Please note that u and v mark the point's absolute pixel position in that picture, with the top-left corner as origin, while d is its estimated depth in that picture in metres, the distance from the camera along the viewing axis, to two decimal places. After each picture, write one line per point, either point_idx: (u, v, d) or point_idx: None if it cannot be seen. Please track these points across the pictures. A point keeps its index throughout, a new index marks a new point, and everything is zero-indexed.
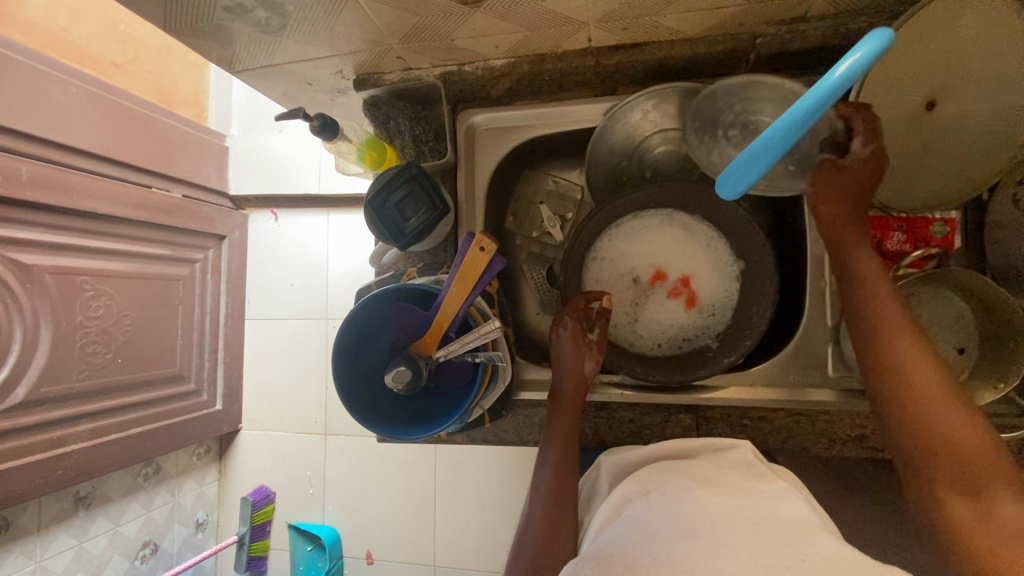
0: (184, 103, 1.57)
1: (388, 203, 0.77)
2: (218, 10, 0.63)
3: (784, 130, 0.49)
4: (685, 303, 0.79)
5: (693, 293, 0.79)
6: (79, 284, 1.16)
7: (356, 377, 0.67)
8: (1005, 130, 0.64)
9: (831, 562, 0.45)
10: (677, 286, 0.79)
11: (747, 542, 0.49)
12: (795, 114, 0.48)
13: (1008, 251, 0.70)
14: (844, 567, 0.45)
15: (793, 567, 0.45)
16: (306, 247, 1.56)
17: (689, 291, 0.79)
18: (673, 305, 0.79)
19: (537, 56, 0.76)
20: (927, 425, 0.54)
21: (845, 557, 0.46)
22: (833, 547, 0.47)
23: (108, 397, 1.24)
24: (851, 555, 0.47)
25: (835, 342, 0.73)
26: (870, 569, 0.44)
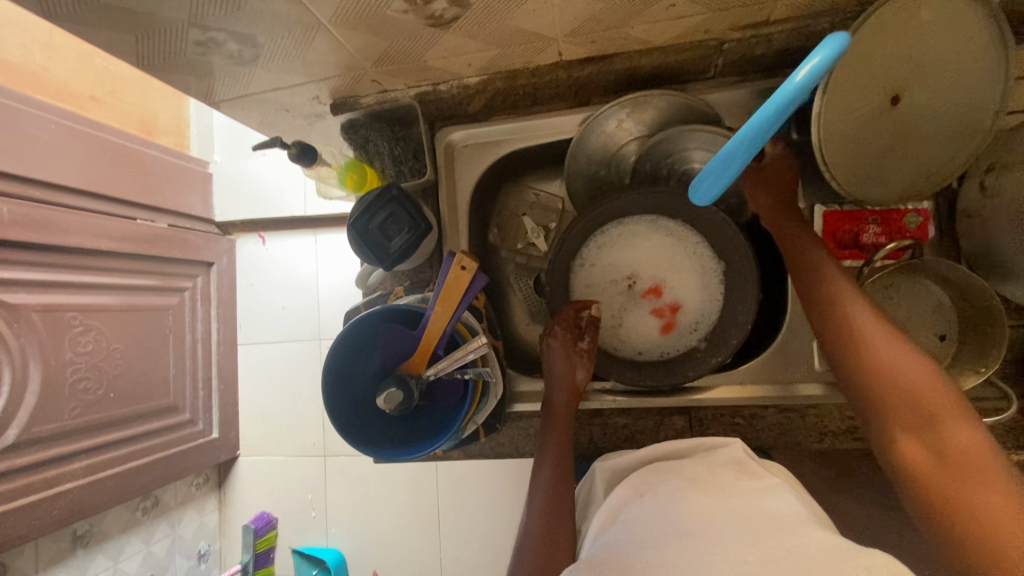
0: (165, 133, 1.58)
1: (371, 224, 0.77)
2: (190, 45, 0.64)
3: (743, 143, 0.51)
4: (662, 327, 0.80)
5: (672, 322, 0.80)
6: (68, 321, 1.16)
7: (347, 398, 0.67)
8: (962, 114, 0.67)
9: (819, 550, 0.46)
10: (664, 308, 0.80)
11: (740, 538, 0.49)
12: (755, 125, 0.49)
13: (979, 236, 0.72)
14: (832, 554, 0.45)
15: (783, 559, 0.46)
16: (296, 269, 1.56)
17: (671, 317, 0.80)
18: (652, 323, 0.81)
19: (509, 72, 0.78)
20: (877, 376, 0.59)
21: (834, 546, 0.47)
22: (823, 537, 0.48)
23: (102, 433, 1.23)
24: (840, 543, 0.47)
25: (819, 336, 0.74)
26: (858, 555, 0.45)
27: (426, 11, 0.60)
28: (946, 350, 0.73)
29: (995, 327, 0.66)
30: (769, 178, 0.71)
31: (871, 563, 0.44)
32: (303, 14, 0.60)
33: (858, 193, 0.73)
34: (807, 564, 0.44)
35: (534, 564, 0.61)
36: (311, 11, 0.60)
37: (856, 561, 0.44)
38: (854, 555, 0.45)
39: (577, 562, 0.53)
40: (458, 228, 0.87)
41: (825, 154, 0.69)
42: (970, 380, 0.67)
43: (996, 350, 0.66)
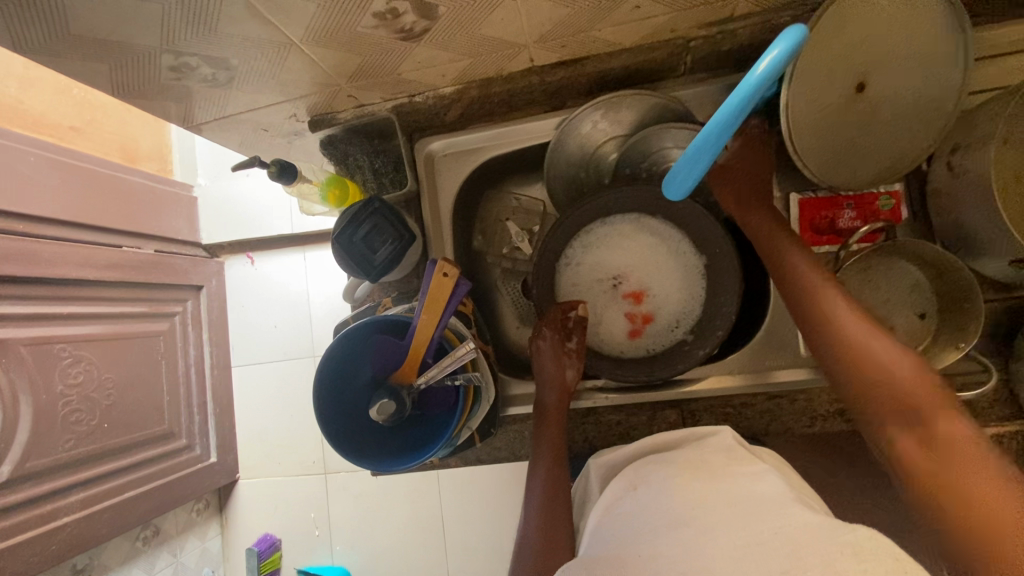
0: (147, 159, 1.58)
1: (355, 237, 0.78)
2: (163, 71, 0.65)
3: (703, 143, 0.53)
4: (629, 331, 0.82)
5: (640, 330, 0.82)
6: (57, 353, 1.15)
7: (338, 410, 0.68)
8: (924, 99, 0.70)
9: (806, 531, 0.47)
10: (637, 315, 0.82)
11: (732, 524, 0.50)
12: (713, 128, 0.51)
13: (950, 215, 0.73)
14: (818, 534, 0.46)
15: (770, 541, 0.47)
16: (285, 287, 1.56)
17: (641, 325, 0.82)
18: (622, 325, 0.83)
19: (483, 80, 0.79)
20: (862, 370, 0.61)
21: (821, 526, 0.48)
22: (812, 517, 0.49)
23: (98, 464, 1.22)
24: (826, 522, 0.48)
25: None
26: (843, 534, 0.46)
27: (396, 25, 0.62)
28: (926, 328, 0.74)
29: (970, 303, 0.68)
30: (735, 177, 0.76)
31: (855, 541, 0.45)
32: (275, 35, 0.61)
33: (829, 178, 0.74)
34: (795, 546, 0.45)
35: (533, 565, 0.61)
36: (282, 32, 0.61)
37: (843, 539, 0.45)
38: (841, 534, 0.46)
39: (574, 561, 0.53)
40: (442, 236, 0.88)
41: (796, 141, 0.71)
42: (952, 356, 0.68)
43: (973, 325, 0.68)
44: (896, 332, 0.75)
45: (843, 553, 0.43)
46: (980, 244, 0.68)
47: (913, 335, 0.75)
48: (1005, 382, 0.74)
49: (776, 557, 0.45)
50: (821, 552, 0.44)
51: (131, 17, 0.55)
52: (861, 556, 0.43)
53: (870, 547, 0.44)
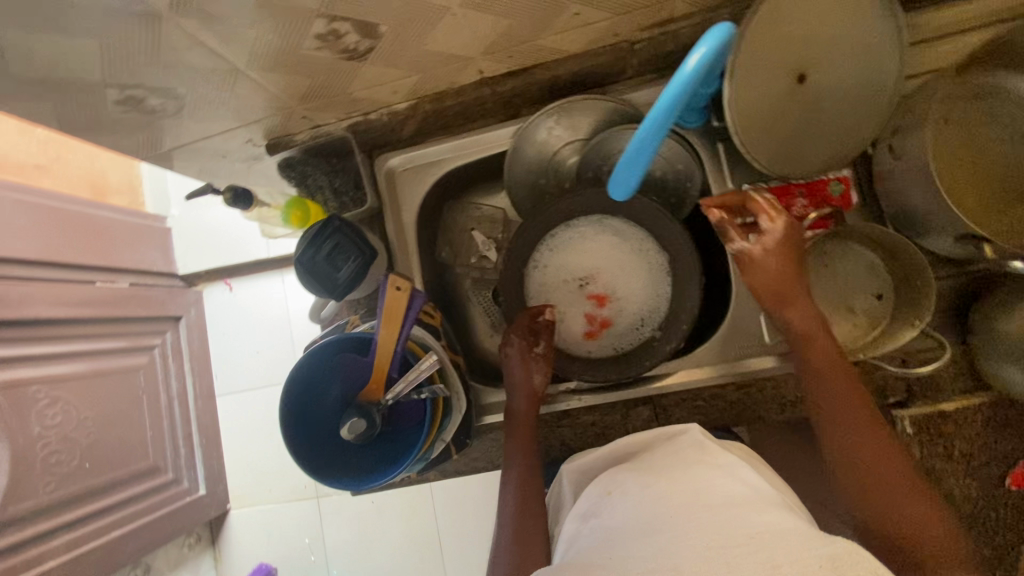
0: (117, 193, 1.57)
1: (318, 257, 0.78)
2: (111, 106, 0.65)
3: (636, 146, 0.55)
4: (585, 332, 0.83)
5: (597, 333, 0.83)
6: (32, 396, 1.13)
7: (308, 429, 0.68)
8: (866, 86, 0.71)
9: (783, 535, 0.49)
10: (594, 316, 0.82)
11: (706, 528, 0.51)
12: (641, 135, 0.53)
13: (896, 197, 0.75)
14: (795, 541, 0.48)
15: (745, 542, 0.48)
16: (264, 312, 1.55)
17: (597, 327, 0.82)
18: (580, 325, 0.83)
19: (436, 94, 0.79)
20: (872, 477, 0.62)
21: (798, 533, 0.49)
22: (788, 523, 0.51)
23: (82, 505, 1.21)
24: (803, 529, 0.50)
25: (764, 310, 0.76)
26: (817, 544, 0.48)
27: (339, 46, 0.62)
28: (885, 309, 0.75)
29: (922, 283, 0.69)
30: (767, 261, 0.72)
31: (834, 553, 0.46)
32: (219, 62, 0.62)
33: (780, 170, 0.76)
34: (770, 549, 0.47)
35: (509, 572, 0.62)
36: (226, 59, 0.61)
37: (821, 551, 0.47)
38: (818, 544, 0.47)
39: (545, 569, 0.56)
40: (409, 250, 0.89)
41: (742, 137, 0.72)
42: (909, 334, 0.69)
43: (926, 303, 0.69)
44: (855, 313, 0.76)
45: (822, 566, 0.45)
46: (926, 223, 0.69)
47: (873, 316, 0.76)
48: (962, 354, 0.75)
49: (750, 560, 0.46)
50: (796, 559, 0.46)
51: (74, 56, 0.55)
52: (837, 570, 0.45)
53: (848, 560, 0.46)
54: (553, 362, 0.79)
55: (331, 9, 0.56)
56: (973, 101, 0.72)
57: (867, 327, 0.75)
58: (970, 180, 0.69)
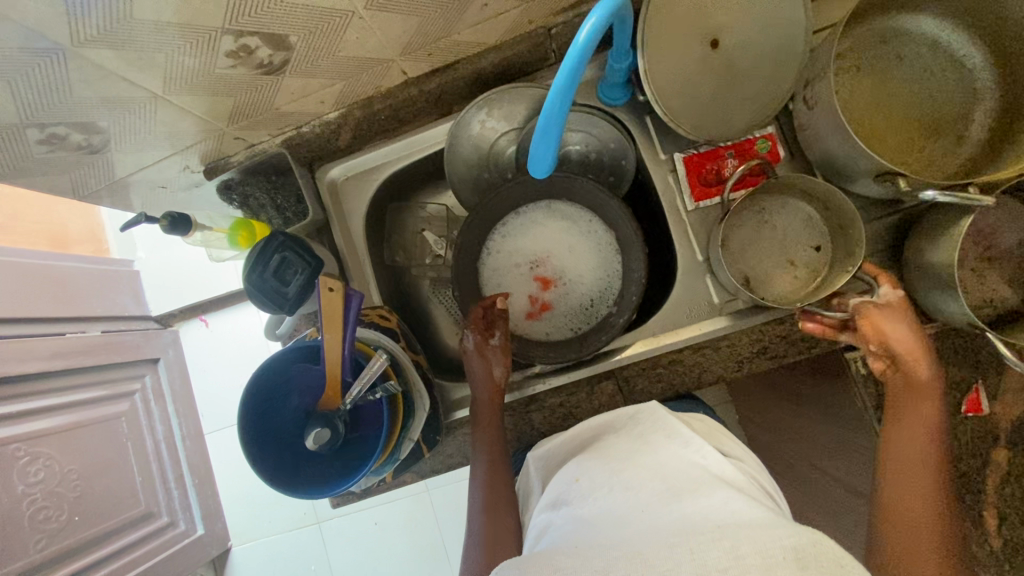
0: (79, 243, 1.56)
1: (266, 275, 0.78)
2: (33, 145, 0.64)
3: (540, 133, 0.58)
4: (527, 312, 0.86)
5: (538, 314, 0.86)
6: (12, 453, 1.05)
7: (273, 444, 0.68)
8: (780, 41, 0.73)
9: (750, 528, 0.48)
10: (537, 296, 0.86)
11: (670, 530, 0.50)
12: (547, 109, 0.55)
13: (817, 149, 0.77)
14: (764, 532, 0.47)
15: (712, 530, 0.49)
16: (249, 337, 1.60)
17: (539, 306, 0.86)
18: (523, 305, 0.86)
19: (364, 100, 0.81)
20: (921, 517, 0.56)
21: (768, 525, 0.48)
22: (758, 514, 0.50)
23: (72, 561, 1.12)
24: (770, 518, 0.50)
25: (712, 271, 0.79)
26: (785, 534, 0.46)
27: (253, 61, 0.63)
28: (821, 259, 0.78)
29: (853, 226, 0.71)
30: (895, 318, 0.67)
31: (800, 544, 0.45)
32: (137, 91, 0.62)
33: (706, 134, 0.77)
34: (735, 541, 0.46)
35: (481, 564, 0.64)
36: (143, 86, 0.61)
37: (787, 542, 0.45)
38: (785, 535, 0.46)
39: (509, 560, 0.54)
40: (359, 259, 0.90)
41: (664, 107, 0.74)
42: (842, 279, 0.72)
43: (858, 246, 0.71)
44: (796, 265, 0.79)
45: (787, 559, 0.43)
46: (847, 169, 0.71)
47: (813, 266, 0.78)
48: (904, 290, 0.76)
49: (715, 549, 0.46)
50: (760, 549, 0.45)
51: None
52: (802, 563, 0.43)
53: (813, 549, 0.45)
54: (509, 351, 0.79)
55: (238, 25, 0.56)
56: (881, 45, 0.74)
57: (807, 278, 0.78)
58: (878, 125, 0.73)
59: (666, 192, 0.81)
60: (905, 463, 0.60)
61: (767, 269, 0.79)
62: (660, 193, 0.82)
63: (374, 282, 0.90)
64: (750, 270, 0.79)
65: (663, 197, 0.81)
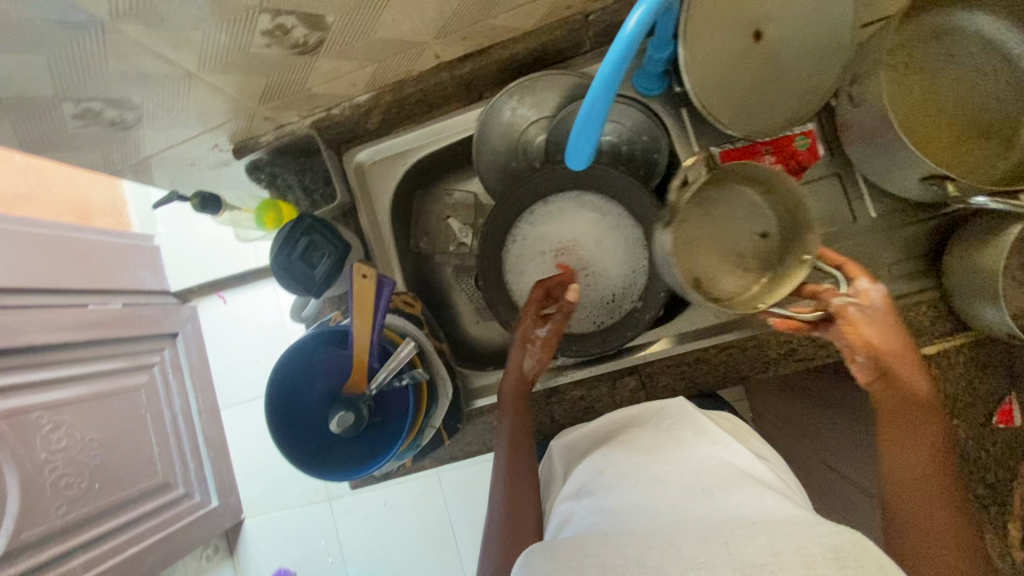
0: (101, 216, 1.56)
1: (293, 256, 0.78)
2: (68, 121, 0.64)
3: (580, 133, 0.58)
4: None
5: None
6: (36, 421, 1.08)
7: (297, 425, 0.69)
8: (825, 33, 0.70)
9: (790, 524, 0.49)
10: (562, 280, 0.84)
11: (713, 522, 0.51)
12: (589, 103, 0.54)
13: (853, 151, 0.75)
14: (803, 531, 0.47)
15: (746, 529, 0.49)
16: (264, 320, 1.56)
17: None
18: None
19: (395, 83, 0.80)
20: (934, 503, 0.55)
21: (801, 523, 0.49)
22: (791, 513, 0.50)
23: (92, 526, 1.16)
24: (804, 517, 0.50)
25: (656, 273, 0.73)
26: (822, 533, 0.47)
27: (288, 41, 0.62)
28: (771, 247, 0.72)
29: (802, 212, 0.66)
30: (875, 317, 0.63)
31: (838, 544, 0.45)
32: (171, 68, 0.61)
33: (745, 129, 0.74)
34: (772, 537, 0.47)
35: (502, 547, 0.64)
36: (178, 64, 0.61)
37: (825, 540, 0.46)
38: (821, 534, 0.46)
39: (536, 544, 0.55)
40: (385, 243, 0.90)
41: (703, 99, 0.71)
42: (800, 272, 0.66)
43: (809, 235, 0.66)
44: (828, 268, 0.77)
45: (824, 558, 0.44)
46: (889, 171, 0.69)
47: (760, 255, 0.73)
48: (940, 297, 0.76)
49: (751, 546, 0.46)
50: (800, 547, 0.45)
51: (22, 70, 0.53)
52: (841, 561, 0.43)
53: (852, 548, 0.45)
54: (552, 348, 0.77)
55: (275, 4, 0.55)
56: (933, 42, 0.71)
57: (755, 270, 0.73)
58: (926, 124, 0.71)
59: None
60: (908, 453, 0.59)
61: (716, 266, 0.73)
62: None
63: (399, 267, 0.90)
64: None
65: None
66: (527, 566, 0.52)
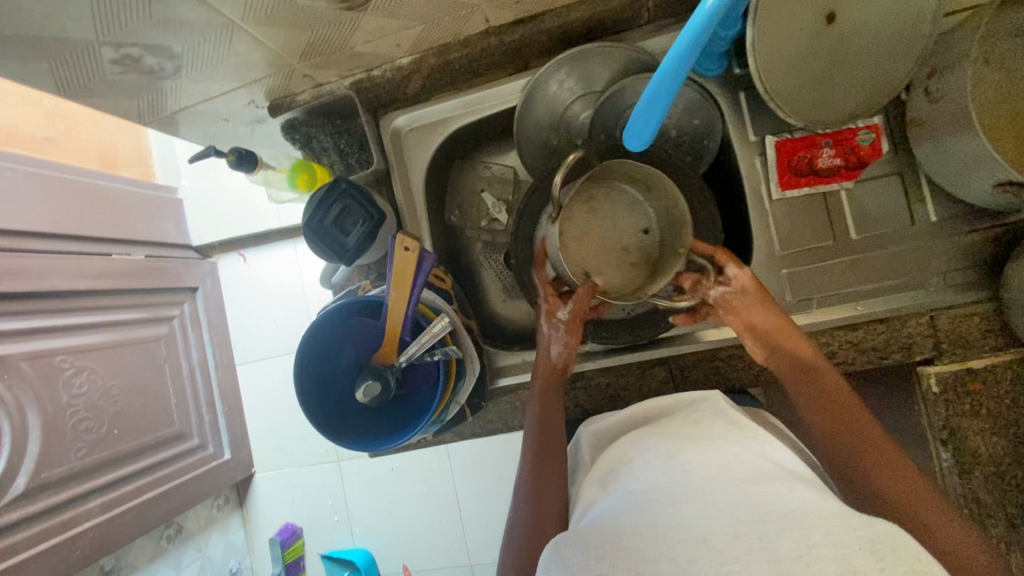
0: (127, 165, 1.52)
1: (326, 221, 0.77)
2: (106, 66, 0.61)
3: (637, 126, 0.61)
4: None
5: None
6: (58, 365, 1.10)
7: (325, 392, 0.69)
8: (906, 19, 0.64)
9: (820, 513, 0.48)
10: None
11: (735, 499, 0.51)
12: (656, 84, 0.54)
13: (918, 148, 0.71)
14: (834, 522, 0.47)
15: (775, 519, 0.48)
16: (283, 280, 1.51)
17: None
18: None
19: (441, 46, 0.76)
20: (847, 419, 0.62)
21: (837, 517, 0.48)
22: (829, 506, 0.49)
23: (111, 470, 1.18)
24: (835, 508, 0.49)
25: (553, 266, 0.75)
26: (856, 526, 0.46)
27: None
28: (653, 243, 0.75)
29: (677, 204, 0.70)
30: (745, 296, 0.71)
31: (874, 537, 0.45)
32: (213, 17, 0.58)
33: (810, 117, 0.70)
34: (806, 531, 0.46)
35: (527, 525, 0.64)
36: (221, 13, 0.58)
37: (861, 534, 0.45)
38: (858, 526, 0.46)
39: (566, 532, 0.54)
40: (417, 213, 0.88)
41: (767, 85, 0.67)
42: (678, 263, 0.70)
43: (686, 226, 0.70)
44: (877, 270, 0.74)
45: (863, 550, 0.43)
46: (959, 171, 0.66)
47: (645, 251, 0.76)
48: (993, 310, 0.72)
49: (784, 539, 0.45)
50: (835, 537, 0.45)
51: (61, 9, 0.51)
52: (877, 554, 0.43)
53: (891, 545, 0.44)
54: (577, 333, 0.75)
55: None
56: None
57: (642, 267, 0.76)
58: None
59: (752, 174, 0.77)
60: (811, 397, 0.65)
61: (604, 260, 0.75)
62: (744, 177, 0.77)
63: (429, 237, 0.87)
64: (829, 269, 0.75)
65: (746, 181, 0.77)
66: (558, 555, 0.52)
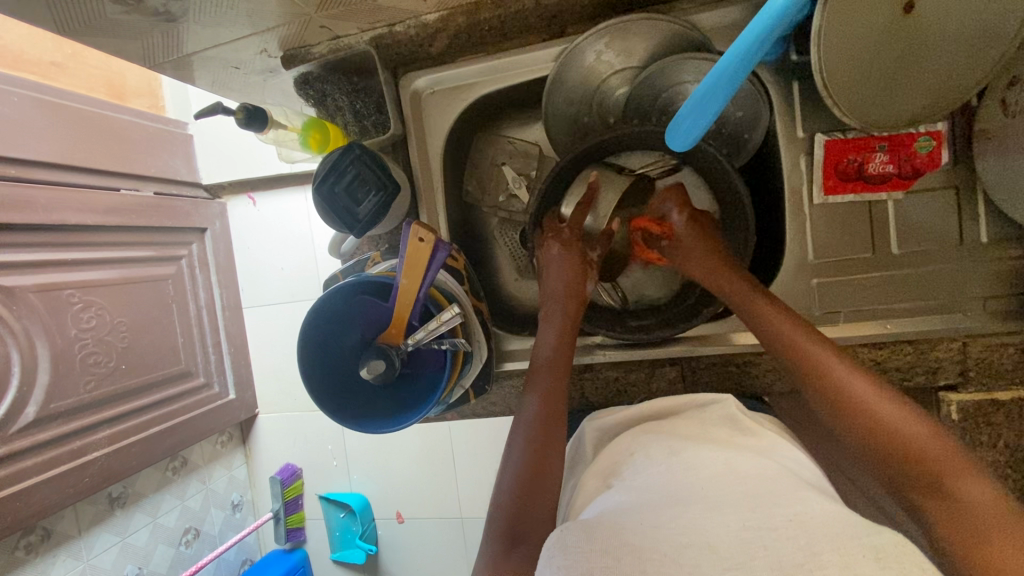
0: (136, 94, 1.45)
1: (337, 189, 0.73)
2: (107, 4, 0.56)
3: (680, 130, 0.60)
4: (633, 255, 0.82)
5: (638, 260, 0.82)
6: (67, 298, 1.10)
7: (327, 369, 0.67)
8: (997, 17, 0.55)
9: (823, 522, 0.44)
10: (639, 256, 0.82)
11: (737, 500, 0.48)
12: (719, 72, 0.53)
13: (983, 162, 0.65)
14: (838, 532, 0.43)
15: (781, 527, 0.44)
16: (289, 223, 1.44)
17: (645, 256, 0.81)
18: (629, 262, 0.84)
19: (470, 5, 0.69)
20: (864, 409, 0.54)
21: (842, 522, 0.44)
22: (834, 511, 0.46)
23: (118, 404, 1.20)
24: (849, 518, 0.45)
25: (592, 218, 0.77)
26: (865, 536, 0.42)
27: None
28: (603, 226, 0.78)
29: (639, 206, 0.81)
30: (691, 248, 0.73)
31: (878, 544, 0.41)
32: None
33: (866, 119, 0.64)
34: (811, 536, 0.42)
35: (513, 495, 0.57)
36: None
37: (866, 542, 0.41)
38: (864, 536, 0.42)
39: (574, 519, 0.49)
40: (433, 185, 0.83)
41: (826, 75, 0.60)
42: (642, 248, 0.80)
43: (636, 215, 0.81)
44: (912, 289, 0.71)
45: (865, 557, 0.40)
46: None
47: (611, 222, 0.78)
48: None
49: (786, 547, 0.42)
50: (840, 548, 0.41)
51: None
52: (882, 562, 0.39)
53: (894, 552, 0.40)
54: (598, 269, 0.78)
55: None
56: None
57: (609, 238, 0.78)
58: None
59: (795, 173, 0.72)
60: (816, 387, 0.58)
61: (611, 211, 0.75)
62: (785, 175, 0.72)
63: (443, 215, 0.84)
64: (864, 282, 0.72)
65: (787, 180, 0.72)
66: (561, 542, 0.47)
